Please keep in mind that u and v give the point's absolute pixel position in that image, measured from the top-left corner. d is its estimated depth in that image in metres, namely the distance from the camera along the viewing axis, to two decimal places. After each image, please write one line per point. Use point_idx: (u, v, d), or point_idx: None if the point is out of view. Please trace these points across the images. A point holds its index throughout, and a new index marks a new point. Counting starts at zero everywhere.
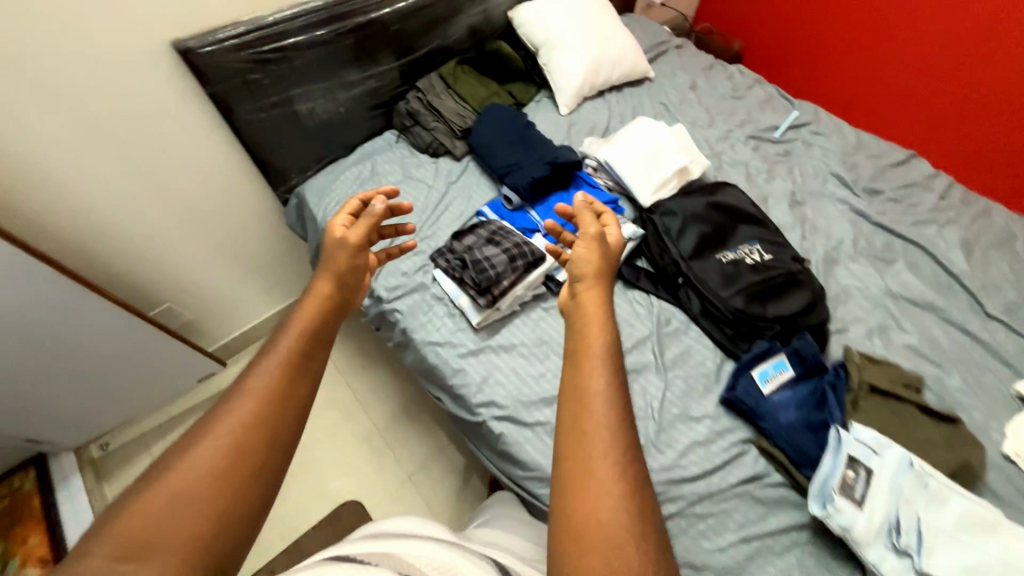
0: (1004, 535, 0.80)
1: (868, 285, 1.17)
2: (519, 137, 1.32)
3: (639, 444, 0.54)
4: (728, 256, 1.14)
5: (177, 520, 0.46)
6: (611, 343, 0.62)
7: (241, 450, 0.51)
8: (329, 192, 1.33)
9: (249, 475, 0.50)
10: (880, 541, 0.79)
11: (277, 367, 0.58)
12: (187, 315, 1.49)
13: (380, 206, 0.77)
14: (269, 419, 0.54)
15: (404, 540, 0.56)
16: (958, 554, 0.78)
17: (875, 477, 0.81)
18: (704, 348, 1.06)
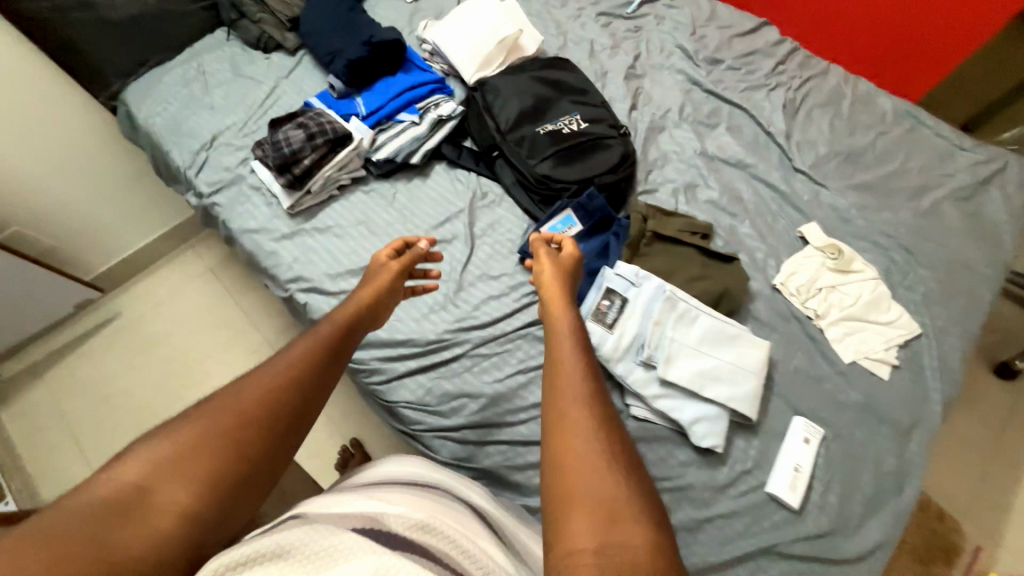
0: (742, 345, 0.90)
1: (685, 149, 1.21)
2: (344, 21, 1.26)
3: (611, 413, 0.60)
4: (546, 127, 1.15)
5: (179, 477, 0.50)
6: (576, 317, 0.73)
7: (263, 420, 0.56)
8: (152, 94, 1.28)
9: (267, 447, 0.56)
10: (629, 358, 0.88)
11: (309, 356, 0.65)
12: (46, 241, 1.49)
13: (424, 246, 0.88)
14: (296, 399, 0.60)
15: (391, 498, 0.52)
16: (695, 362, 0.87)
17: (627, 304, 0.90)
18: (514, 216, 1.10)
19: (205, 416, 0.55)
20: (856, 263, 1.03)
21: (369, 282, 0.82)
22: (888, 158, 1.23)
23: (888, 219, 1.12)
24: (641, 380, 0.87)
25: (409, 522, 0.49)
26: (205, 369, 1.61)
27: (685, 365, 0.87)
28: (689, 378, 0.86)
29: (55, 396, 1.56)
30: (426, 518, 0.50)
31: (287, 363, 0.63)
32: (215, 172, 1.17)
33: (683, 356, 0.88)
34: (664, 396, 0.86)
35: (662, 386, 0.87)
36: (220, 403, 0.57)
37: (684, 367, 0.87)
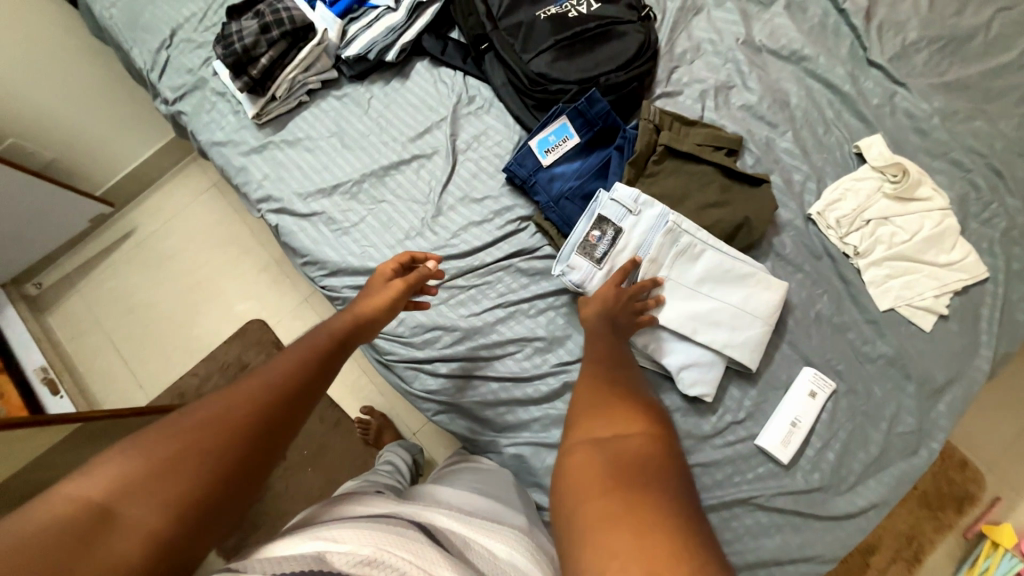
0: (753, 285, 0.77)
1: (724, 37, 0.96)
2: None
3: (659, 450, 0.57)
4: (549, 10, 0.92)
5: (135, 500, 0.45)
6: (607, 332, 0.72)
7: (224, 441, 0.50)
8: None
9: (230, 475, 0.50)
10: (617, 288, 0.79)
11: (285, 370, 0.58)
12: (45, 153, 1.48)
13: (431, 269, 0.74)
14: (269, 420, 0.54)
15: (348, 526, 0.44)
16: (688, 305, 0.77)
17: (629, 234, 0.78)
18: (504, 127, 0.95)
19: (162, 431, 0.50)
20: (922, 189, 0.83)
21: (364, 295, 0.72)
22: (1004, 46, 0.92)
23: (980, 131, 0.88)
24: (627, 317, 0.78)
25: (355, 557, 0.40)
26: (218, 285, 1.66)
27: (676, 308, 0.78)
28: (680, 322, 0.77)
29: (90, 305, 1.68)
30: (375, 549, 0.41)
31: (259, 379, 0.56)
32: (178, 75, 1.06)
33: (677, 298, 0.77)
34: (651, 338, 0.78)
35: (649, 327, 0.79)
36: (178, 422, 0.51)
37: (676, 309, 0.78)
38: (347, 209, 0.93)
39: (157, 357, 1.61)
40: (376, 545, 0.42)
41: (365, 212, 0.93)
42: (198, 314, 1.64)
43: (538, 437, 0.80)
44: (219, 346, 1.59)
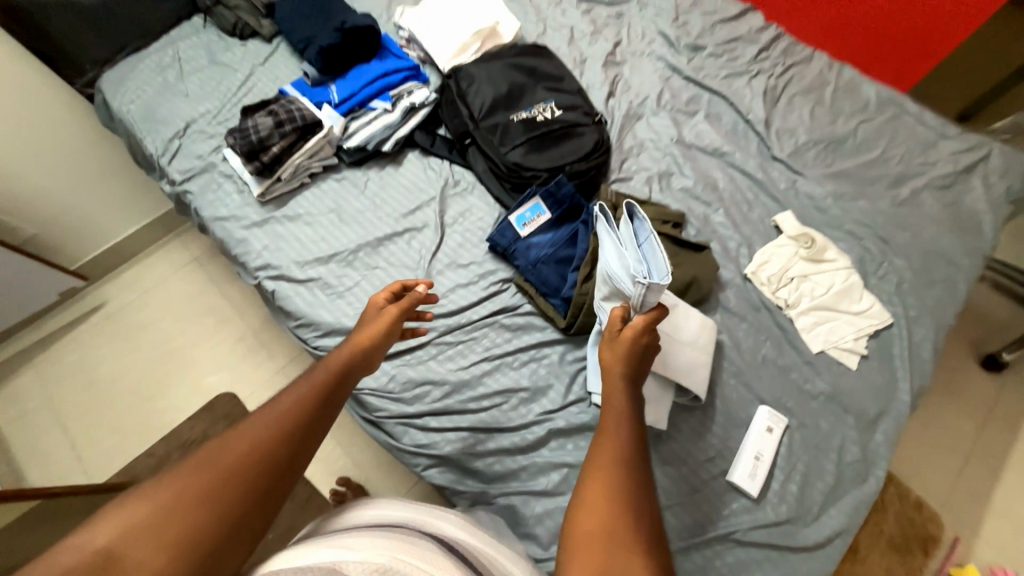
0: (677, 313, 0.90)
1: (661, 137, 1.19)
2: (317, 7, 1.25)
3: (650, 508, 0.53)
4: (521, 114, 1.13)
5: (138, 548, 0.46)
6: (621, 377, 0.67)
7: (225, 484, 0.51)
8: (128, 83, 1.28)
9: (230, 523, 0.50)
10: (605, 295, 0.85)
11: (298, 401, 0.61)
12: (28, 229, 1.50)
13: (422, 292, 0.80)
14: (271, 460, 0.55)
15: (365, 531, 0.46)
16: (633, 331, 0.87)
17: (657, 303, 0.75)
18: (486, 205, 1.10)
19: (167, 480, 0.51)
20: (829, 252, 1.02)
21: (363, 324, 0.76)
22: (869, 147, 1.20)
23: (864, 208, 1.11)
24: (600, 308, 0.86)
25: (371, 566, 0.42)
26: (189, 358, 1.62)
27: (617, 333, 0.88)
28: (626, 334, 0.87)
29: (42, 383, 1.58)
30: (389, 558, 0.43)
31: (273, 413, 0.59)
32: (188, 159, 1.17)
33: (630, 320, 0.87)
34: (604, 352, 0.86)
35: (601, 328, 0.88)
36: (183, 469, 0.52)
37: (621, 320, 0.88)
38: (342, 275, 1.02)
39: (112, 438, 1.51)
40: (392, 553, 0.44)
41: (359, 277, 1.01)
42: (163, 389, 1.58)
43: (527, 486, 0.83)
44: (183, 422, 1.52)
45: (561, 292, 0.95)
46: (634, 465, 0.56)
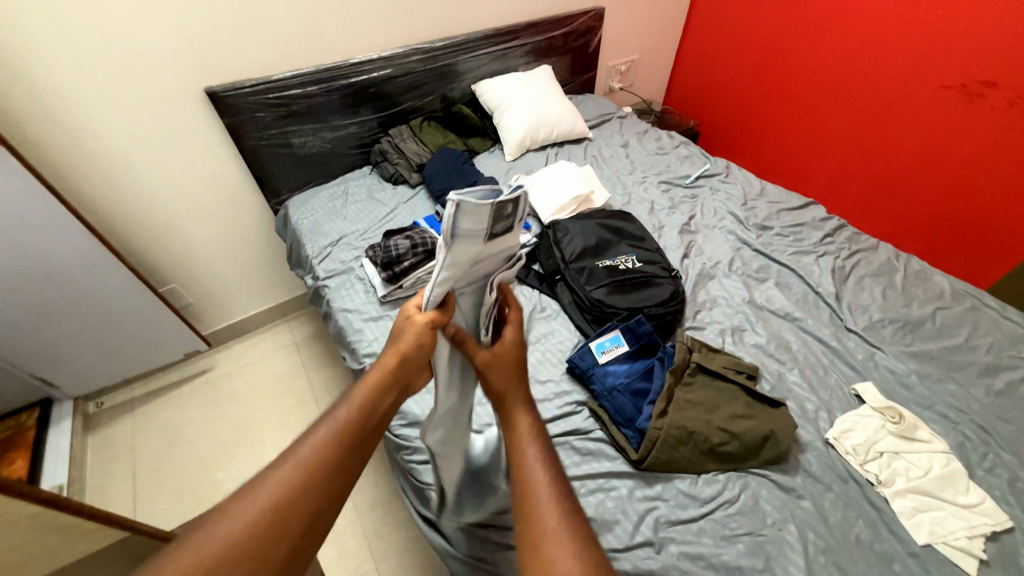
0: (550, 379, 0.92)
1: (733, 296, 1.31)
2: (456, 169, 1.66)
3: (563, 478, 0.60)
4: (605, 261, 1.33)
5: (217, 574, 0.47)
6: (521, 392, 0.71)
7: (282, 509, 0.52)
8: (307, 204, 1.70)
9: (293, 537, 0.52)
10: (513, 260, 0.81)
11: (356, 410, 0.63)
12: (188, 298, 1.84)
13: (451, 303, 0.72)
14: (323, 477, 0.56)
15: None
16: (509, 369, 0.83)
17: (452, 234, 0.64)
18: (567, 331, 1.23)
19: (226, 515, 0.51)
20: (921, 431, 0.98)
21: (398, 333, 0.71)
22: (950, 332, 1.22)
23: (955, 392, 1.08)
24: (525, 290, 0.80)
25: None
26: (262, 432, 1.74)
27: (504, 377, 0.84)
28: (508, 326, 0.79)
29: (136, 432, 1.74)
30: None
31: (323, 431, 0.60)
32: (334, 262, 1.47)
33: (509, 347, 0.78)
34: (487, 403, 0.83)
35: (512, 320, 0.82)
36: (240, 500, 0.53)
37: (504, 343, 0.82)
38: None
39: (170, 498, 1.57)
40: None
41: None
42: (231, 458, 1.67)
43: None
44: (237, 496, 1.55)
45: (635, 423, 0.98)
46: (553, 489, 0.58)
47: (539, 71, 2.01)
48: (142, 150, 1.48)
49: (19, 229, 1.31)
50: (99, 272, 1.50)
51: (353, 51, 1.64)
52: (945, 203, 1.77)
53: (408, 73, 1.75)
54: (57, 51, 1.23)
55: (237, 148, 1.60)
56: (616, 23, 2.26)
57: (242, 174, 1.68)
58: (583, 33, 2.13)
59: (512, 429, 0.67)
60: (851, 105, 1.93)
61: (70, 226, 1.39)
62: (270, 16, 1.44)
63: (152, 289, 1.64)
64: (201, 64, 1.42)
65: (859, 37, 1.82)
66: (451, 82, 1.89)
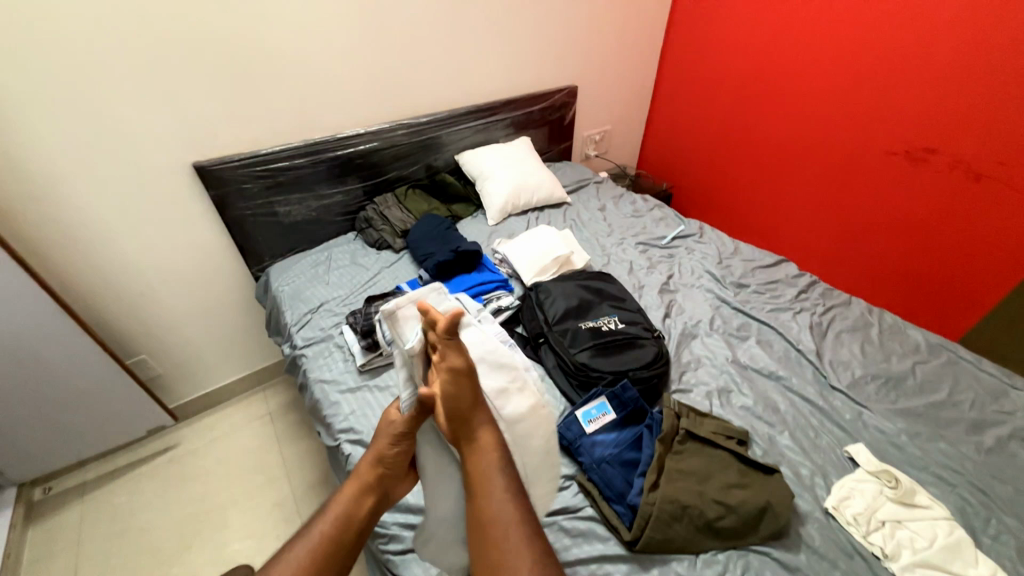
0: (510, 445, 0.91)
1: (716, 356, 1.31)
2: (440, 234, 1.69)
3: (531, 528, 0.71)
4: (588, 323, 1.33)
5: None
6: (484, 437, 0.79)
7: None
8: (289, 270, 1.69)
9: None
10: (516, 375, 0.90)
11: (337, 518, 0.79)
12: (158, 369, 1.75)
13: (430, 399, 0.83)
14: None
15: None
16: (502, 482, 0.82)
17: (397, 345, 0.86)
18: (552, 397, 1.19)
19: None
20: (919, 496, 0.95)
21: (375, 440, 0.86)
22: (932, 387, 1.23)
23: (947, 451, 1.06)
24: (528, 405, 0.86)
25: None
26: (226, 517, 1.59)
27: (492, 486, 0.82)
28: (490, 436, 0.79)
29: (85, 521, 1.58)
30: None
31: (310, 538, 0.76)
32: (313, 330, 1.44)
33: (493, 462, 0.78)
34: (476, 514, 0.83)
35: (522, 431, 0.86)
36: None
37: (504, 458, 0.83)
38: None
39: None
40: None
41: None
42: (189, 549, 1.51)
43: None
44: None
45: (626, 498, 0.93)
46: (520, 544, 0.68)
47: (519, 142, 2.14)
48: (122, 222, 1.46)
49: None
50: (64, 348, 1.42)
51: (341, 127, 1.72)
52: (905, 256, 1.86)
53: (394, 145, 1.83)
54: (41, 126, 1.23)
55: (222, 217, 1.61)
56: (589, 98, 2.45)
57: (225, 243, 1.68)
58: (558, 107, 2.30)
59: (479, 478, 0.76)
60: (806, 167, 2.09)
61: (44, 305, 1.33)
62: (261, 94, 1.51)
63: (120, 363, 1.56)
64: (193, 142, 1.46)
65: (808, 112, 2.00)
66: (435, 153, 1.99)
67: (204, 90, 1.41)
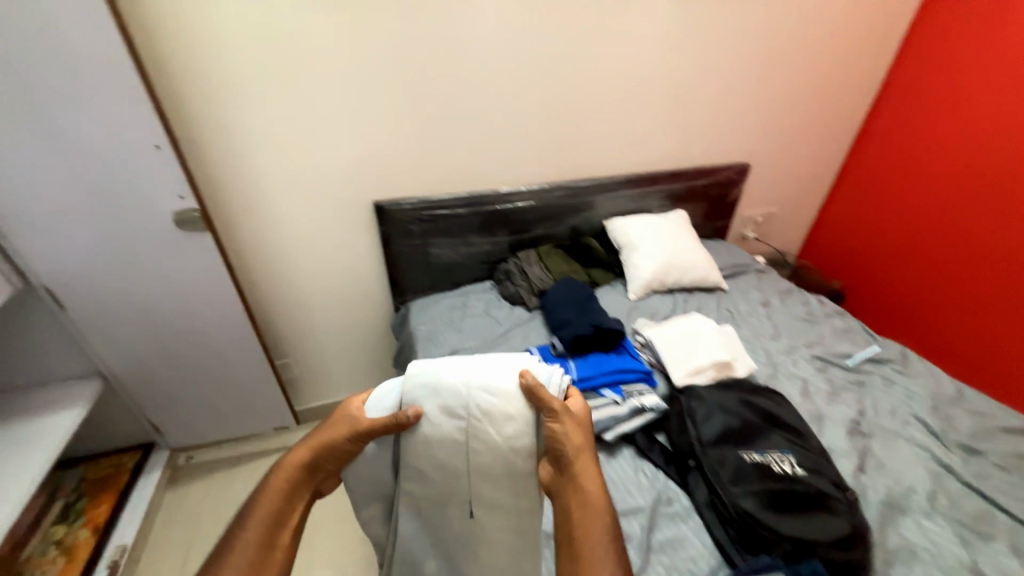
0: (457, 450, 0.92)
1: (943, 554, 0.95)
2: (581, 304, 1.58)
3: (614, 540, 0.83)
4: (752, 454, 1.07)
5: None
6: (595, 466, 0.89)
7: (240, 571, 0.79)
8: (427, 310, 1.73)
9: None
10: (522, 362, 0.94)
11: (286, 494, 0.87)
12: (297, 373, 1.89)
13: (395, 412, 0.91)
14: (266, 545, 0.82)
15: None
16: (449, 443, 0.91)
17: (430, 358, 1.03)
18: (702, 545, 0.99)
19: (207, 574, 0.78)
20: None
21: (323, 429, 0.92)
22: None
23: None
24: (510, 383, 0.91)
25: None
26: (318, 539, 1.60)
27: (440, 444, 0.91)
28: (449, 376, 0.92)
29: (208, 499, 1.72)
30: None
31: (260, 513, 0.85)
32: None
33: (442, 399, 0.91)
34: (418, 462, 0.92)
35: (498, 428, 0.90)
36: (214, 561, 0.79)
37: (464, 420, 0.91)
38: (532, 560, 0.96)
39: None
40: None
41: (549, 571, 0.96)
42: None
43: None
44: None
45: None
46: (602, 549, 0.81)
47: (675, 215, 1.98)
48: (303, 238, 1.60)
49: (193, 299, 1.45)
50: (237, 344, 1.59)
51: (504, 182, 1.76)
52: None
53: (548, 205, 1.82)
54: (271, 155, 1.43)
55: (383, 251, 1.72)
56: (760, 176, 2.21)
57: (380, 273, 1.78)
58: (724, 184, 2.11)
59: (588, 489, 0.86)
60: None
61: (233, 305, 1.50)
62: (442, 145, 1.60)
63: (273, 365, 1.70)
64: (379, 183, 1.59)
65: None
66: (584, 215, 1.92)
67: (398, 137, 1.53)
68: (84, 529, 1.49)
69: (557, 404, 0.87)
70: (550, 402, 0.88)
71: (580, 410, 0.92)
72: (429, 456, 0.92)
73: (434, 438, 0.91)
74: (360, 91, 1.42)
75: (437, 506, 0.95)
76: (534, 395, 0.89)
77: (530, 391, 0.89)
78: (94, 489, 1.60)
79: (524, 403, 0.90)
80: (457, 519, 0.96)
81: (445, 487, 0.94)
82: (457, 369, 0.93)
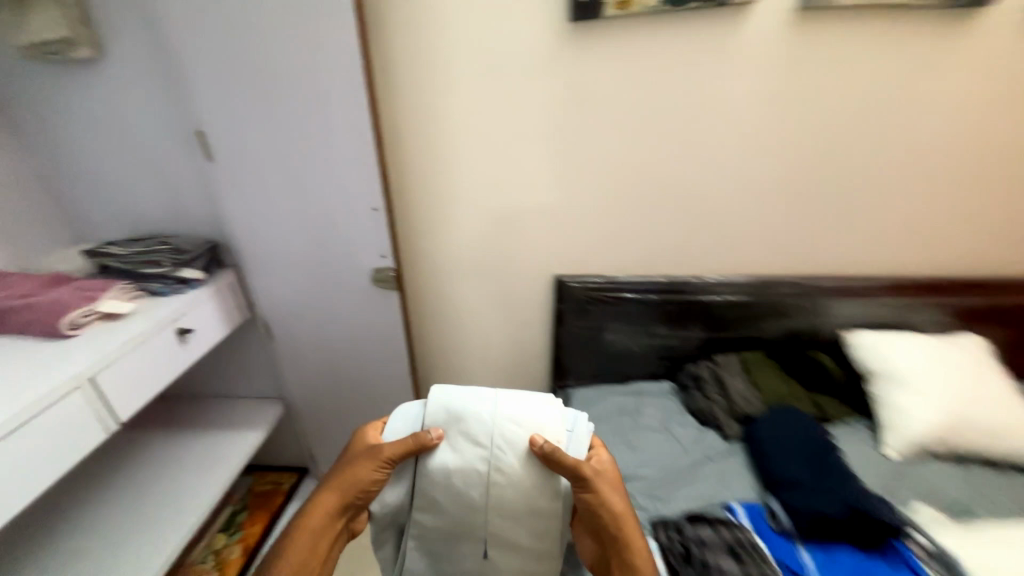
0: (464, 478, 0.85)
1: None
2: (815, 458, 1.11)
3: None
4: None
5: None
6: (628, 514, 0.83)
7: None
8: (591, 406, 1.44)
9: None
10: (547, 406, 0.86)
11: (311, 534, 0.79)
12: None
13: (427, 442, 0.84)
14: None
15: None
16: (469, 475, 0.84)
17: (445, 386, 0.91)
18: None
19: None
20: None
21: (345, 463, 0.85)
22: None
23: None
24: (536, 420, 0.85)
25: None
26: None
27: (461, 474, 0.84)
28: (467, 405, 0.87)
29: None
30: None
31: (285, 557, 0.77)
32: None
33: (460, 436, 0.86)
34: (433, 488, 0.86)
35: (520, 458, 0.84)
36: None
37: (485, 452, 0.85)
38: None
39: None
40: None
41: None
42: None
43: None
44: None
45: None
46: None
47: (967, 342, 1.35)
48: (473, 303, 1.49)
49: (370, 348, 1.46)
50: (396, 398, 1.55)
51: (709, 267, 1.43)
52: None
53: (764, 303, 1.42)
54: (466, 218, 1.37)
55: (553, 327, 1.53)
56: None
57: (544, 348, 1.59)
58: None
59: (627, 542, 0.80)
60: None
61: (401, 359, 1.47)
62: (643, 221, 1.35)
63: None
64: (564, 255, 1.42)
65: None
66: (814, 321, 1.44)
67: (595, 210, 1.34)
68: (238, 544, 1.58)
69: (581, 468, 0.80)
70: (572, 468, 0.80)
71: (606, 469, 0.83)
72: (446, 484, 0.85)
73: (455, 471, 0.84)
74: (565, 158, 1.27)
75: (450, 537, 0.87)
76: (556, 445, 0.82)
77: (549, 441, 0.83)
78: (255, 503, 1.71)
79: (545, 463, 0.83)
80: (471, 557, 0.87)
81: (457, 518, 0.86)
82: (477, 401, 0.87)
